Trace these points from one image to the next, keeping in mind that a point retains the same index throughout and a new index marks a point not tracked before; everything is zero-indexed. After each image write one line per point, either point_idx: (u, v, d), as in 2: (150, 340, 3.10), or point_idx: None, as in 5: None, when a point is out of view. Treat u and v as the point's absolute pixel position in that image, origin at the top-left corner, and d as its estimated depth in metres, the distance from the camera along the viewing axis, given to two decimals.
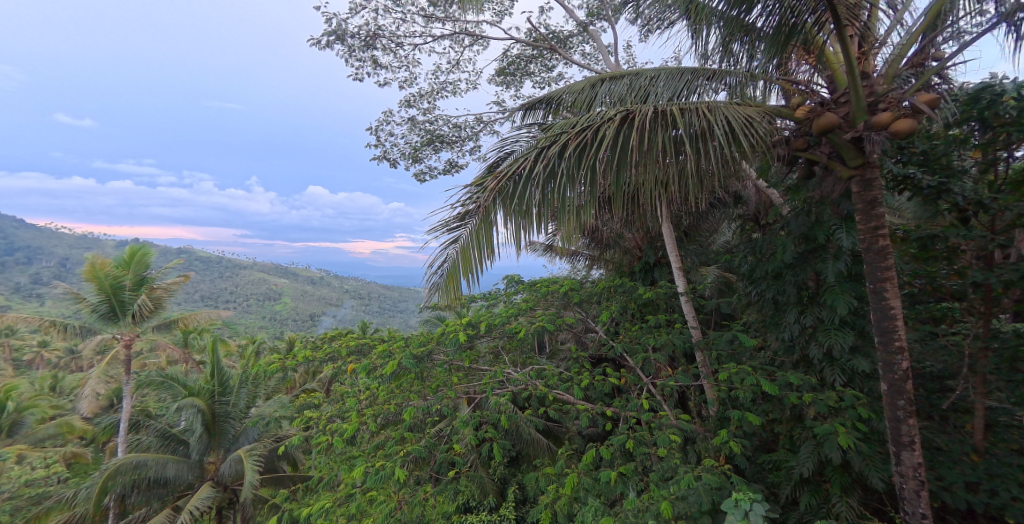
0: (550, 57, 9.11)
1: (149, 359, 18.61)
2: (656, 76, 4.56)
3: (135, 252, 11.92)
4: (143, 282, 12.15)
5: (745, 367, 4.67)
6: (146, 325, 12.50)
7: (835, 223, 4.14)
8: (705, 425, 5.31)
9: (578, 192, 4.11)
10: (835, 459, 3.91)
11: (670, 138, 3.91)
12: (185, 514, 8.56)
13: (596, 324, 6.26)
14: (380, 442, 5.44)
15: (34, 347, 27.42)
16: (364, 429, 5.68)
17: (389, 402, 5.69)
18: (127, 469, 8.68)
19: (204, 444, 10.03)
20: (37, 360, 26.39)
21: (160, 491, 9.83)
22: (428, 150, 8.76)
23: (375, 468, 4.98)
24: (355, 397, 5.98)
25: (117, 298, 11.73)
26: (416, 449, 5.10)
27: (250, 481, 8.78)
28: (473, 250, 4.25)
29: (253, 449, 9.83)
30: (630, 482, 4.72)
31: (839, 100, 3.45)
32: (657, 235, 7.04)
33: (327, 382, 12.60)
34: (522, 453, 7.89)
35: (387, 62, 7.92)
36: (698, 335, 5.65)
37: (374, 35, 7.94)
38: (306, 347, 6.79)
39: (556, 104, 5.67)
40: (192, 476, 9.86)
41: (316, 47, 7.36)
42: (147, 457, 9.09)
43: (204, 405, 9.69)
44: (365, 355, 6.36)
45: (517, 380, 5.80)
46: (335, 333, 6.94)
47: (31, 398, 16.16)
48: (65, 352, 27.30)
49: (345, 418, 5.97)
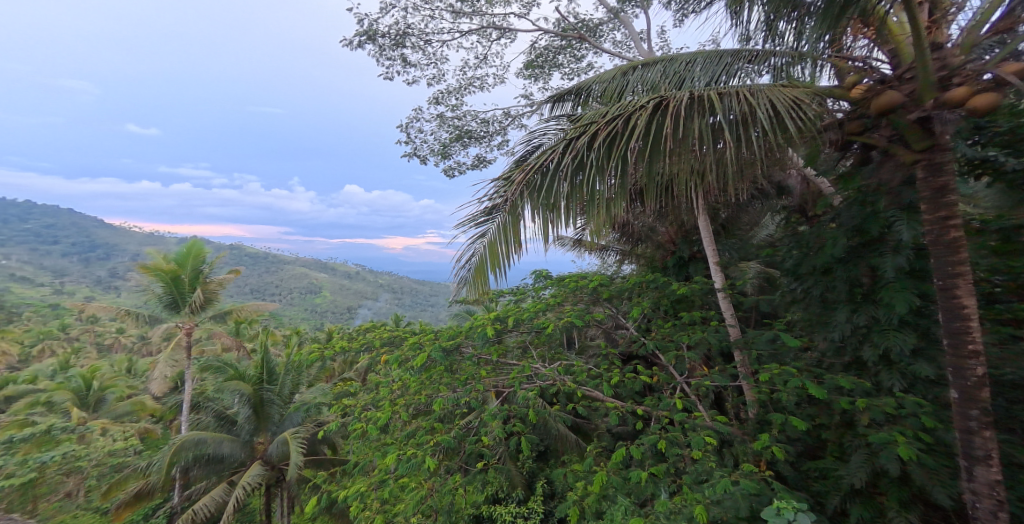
0: (579, 47, 8.88)
1: (205, 344, 19.51)
2: (693, 61, 4.68)
3: (191, 247, 12.16)
4: (199, 277, 12.45)
5: (788, 368, 4.46)
6: (204, 316, 12.67)
7: (893, 214, 3.74)
8: (743, 428, 5.10)
9: (607, 185, 3.95)
10: (892, 471, 3.56)
11: (707, 125, 3.72)
12: (239, 490, 8.92)
13: (626, 320, 6.06)
14: (412, 431, 5.40)
15: (115, 332, 29.93)
16: (396, 418, 5.68)
17: (419, 393, 5.65)
18: (188, 445, 8.99)
19: (253, 425, 10.33)
20: (116, 344, 28.74)
21: (216, 466, 10.08)
22: (456, 146, 8.64)
23: (407, 456, 4.90)
24: (389, 387, 5.95)
25: (178, 291, 12.09)
26: (445, 441, 4.96)
27: (294, 462, 8.99)
28: (500, 245, 4.13)
29: (298, 432, 9.96)
30: (661, 483, 4.55)
31: (902, 77, 3.12)
32: (693, 229, 6.78)
33: (363, 372, 12.71)
34: (550, 447, 8.01)
35: (417, 61, 8.02)
36: (736, 334, 5.35)
37: (403, 34, 7.85)
38: (342, 338, 6.81)
39: (585, 95, 5.49)
40: (244, 454, 10.14)
41: (348, 48, 7.47)
42: (206, 434, 9.35)
43: (249, 390, 9.92)
44: (398, 346, 6.34)
45: (545, 376, 5.60)
46: (370, 325, 6.93)
47: (110, 378, 17.46)
48: (136, 339, 29.35)
49: (379, 407, 5.97)
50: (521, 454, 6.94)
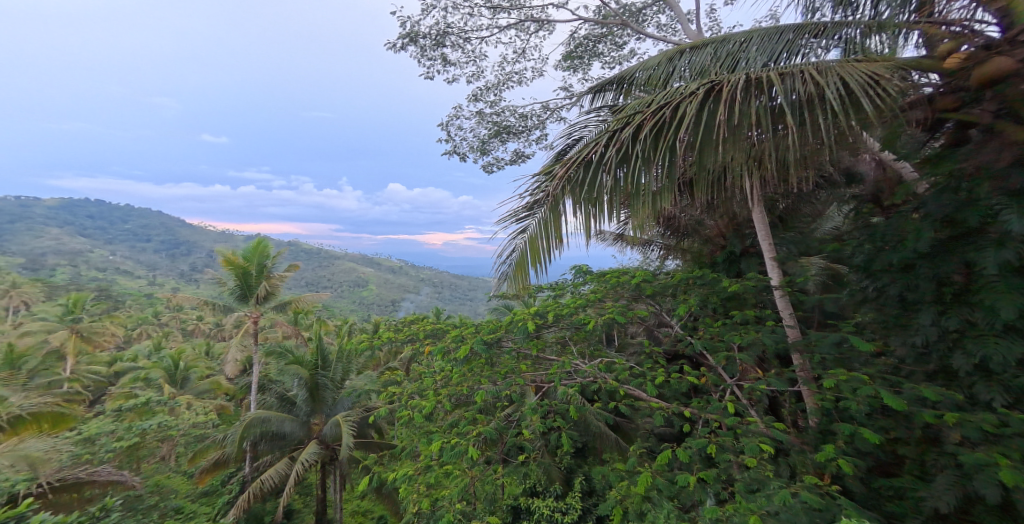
0: (621, 34, 8.47)
1: (267, 332, 20.31)
2: (747, 40, 4.23)
3: (258, 243, 12.38)
4: (264, 271, 12.69)
5: (859, 375, 4.00)
6: (268, 306, 13.08)
7: (996, 202, 3.24)
8: (802, 437, 4.67)
9: (654, 177, 3.64)
10: (989, 497, 3.10)
11: (767, 109, 3.36)
12: (299, 465, 9.16)
13: (671, 318, 5.68)
14: (454, 420, 5.24)
15: (194, 318, 32.02)
16: (438, 407, 5.50)
17: (461, 384, 5.48)
18: (256, 422, 9.31)
19: (309, 407, 10.39)
20: (196, 329, 30.92)
21: (280, 443, 10.21)
22: (495, 142, 8.43)
23: (450, 444, 4.73)
24: (432, 377, 5.77)
25: (246, 284, 12.38)
26: (487, 431, 4.74)
27: (346, 444, 9.06)
28: (540, 240, 3.87)
29: (349, 415, 10.03)
30: (710, 489, 4.22)
31: (1015, 40, 2.93)
32: (745, 222, 6.33)
33: (406, 362, 12.69)
34: (589, 445, 7.76)
35: (456, 59, 7.80)
36: (796, 336, 4.90)
37: (444, 33, 7.65)
38: (388, 328, 6.72)
39: (627, 85, 5.00)
40: (302, 433, 10.33)
41: (390, 50, 7.35)
42: (271, 413, 9.62)
43: (306, 375, 10.13)
44: (441, 339, 6.16)
45: (585, 372, 5.27)
46: (415, 317, 6.79)
47: (194, 358, 18.67)
48: (212, 325, 31.27)
49: (424, 396, 5.83)
50: (558, 449, 6.67)
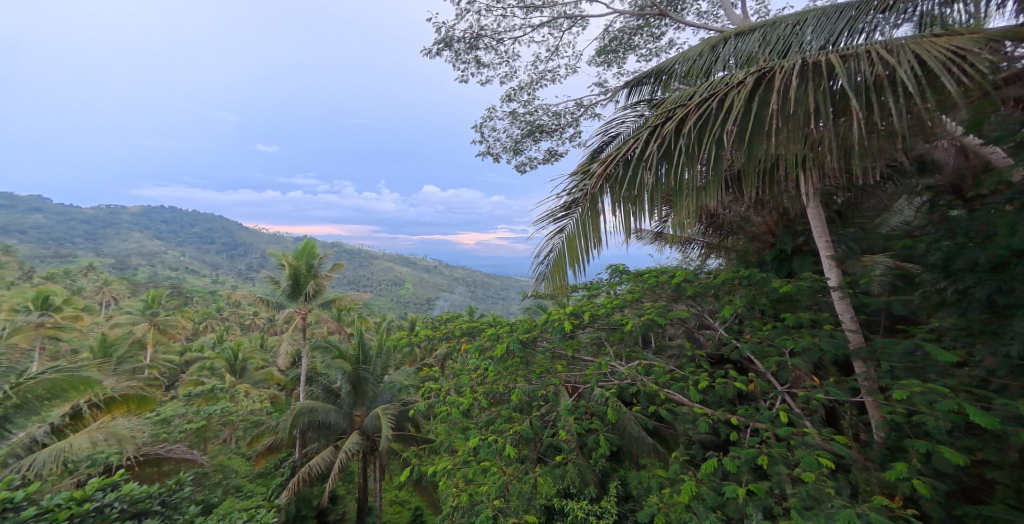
0: (658, 25, 8.05)
1: (315, 328, 20.76)
2: (801, 21, 3.81)
3: (306, 244, 12.61)
4: (313, 271, 12.88)
5: (936, 387, 3.53)
6: (315, 304, 13.20)
7: None
8: (866, 453, 4.19)
9: (699, 172, 3.30)
10: None
11: (828, 95, 2.98)
12: (343, 455, 9.09)
13: (714, 320, 5.26)
14: (490, 418, 5.03)
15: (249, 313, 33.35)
16: (475, 404, 5.33)
17: (497, 382, 5.26)
18: (304, 412, 9.29)
19: (352, 400, 10.34)
20: (251, 324, 32.22)
21: (326, 432, 10.23)
22: (528, 142, 8.18)
23: (487, 441, 4.54)
24: (468, 374, 5.58)
25: (297, 281, 12.58)
26: (523, 429, 4.50)
27: (387, 437, 9.00)
28: (579, 240, 3.59)
29: (388, 408, 9.94)
30: (759, 503, 3.83)
31: None
32: (798, 217, 5.85)
33: (444, 360, 12.54)
34: (623, 448, 7.43)
35: (489, 61, 7.58)
36: (858, 341, 4.43)
37: (477, 36, 7.44)
38: (425, 325, 6.58)
39: (666, 77, 4.64)
40: (345, 425, 10.19)
41: (423, 56, 7.19)
42: (317, 403, 9.58)
43: (348, 369, 10.11)
44: (476, 337, 5.93)
45: (623, 374, 4.94)
46: (452, 314, 6.61)
47: (251, 350, 19.41)
48: (265, 320, 32.44)
49: (461, 393, 5.65)
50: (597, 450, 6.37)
